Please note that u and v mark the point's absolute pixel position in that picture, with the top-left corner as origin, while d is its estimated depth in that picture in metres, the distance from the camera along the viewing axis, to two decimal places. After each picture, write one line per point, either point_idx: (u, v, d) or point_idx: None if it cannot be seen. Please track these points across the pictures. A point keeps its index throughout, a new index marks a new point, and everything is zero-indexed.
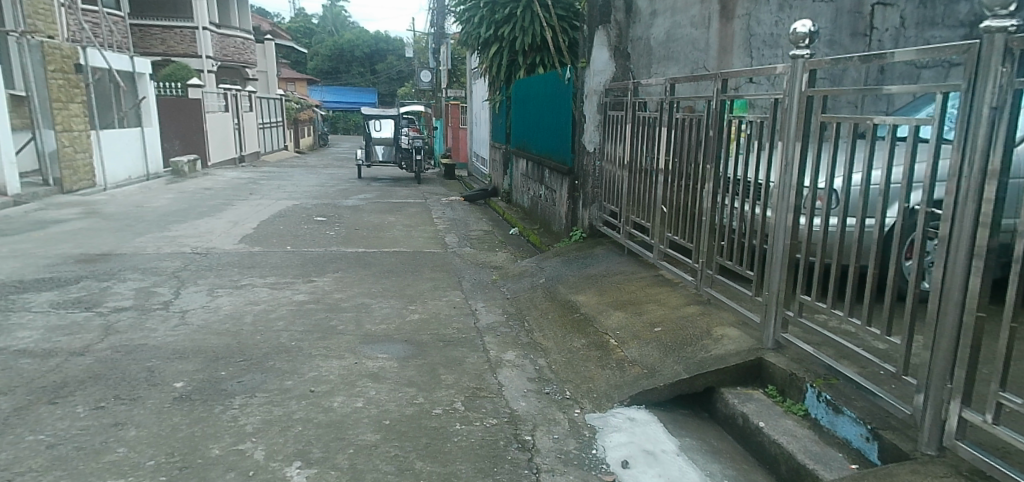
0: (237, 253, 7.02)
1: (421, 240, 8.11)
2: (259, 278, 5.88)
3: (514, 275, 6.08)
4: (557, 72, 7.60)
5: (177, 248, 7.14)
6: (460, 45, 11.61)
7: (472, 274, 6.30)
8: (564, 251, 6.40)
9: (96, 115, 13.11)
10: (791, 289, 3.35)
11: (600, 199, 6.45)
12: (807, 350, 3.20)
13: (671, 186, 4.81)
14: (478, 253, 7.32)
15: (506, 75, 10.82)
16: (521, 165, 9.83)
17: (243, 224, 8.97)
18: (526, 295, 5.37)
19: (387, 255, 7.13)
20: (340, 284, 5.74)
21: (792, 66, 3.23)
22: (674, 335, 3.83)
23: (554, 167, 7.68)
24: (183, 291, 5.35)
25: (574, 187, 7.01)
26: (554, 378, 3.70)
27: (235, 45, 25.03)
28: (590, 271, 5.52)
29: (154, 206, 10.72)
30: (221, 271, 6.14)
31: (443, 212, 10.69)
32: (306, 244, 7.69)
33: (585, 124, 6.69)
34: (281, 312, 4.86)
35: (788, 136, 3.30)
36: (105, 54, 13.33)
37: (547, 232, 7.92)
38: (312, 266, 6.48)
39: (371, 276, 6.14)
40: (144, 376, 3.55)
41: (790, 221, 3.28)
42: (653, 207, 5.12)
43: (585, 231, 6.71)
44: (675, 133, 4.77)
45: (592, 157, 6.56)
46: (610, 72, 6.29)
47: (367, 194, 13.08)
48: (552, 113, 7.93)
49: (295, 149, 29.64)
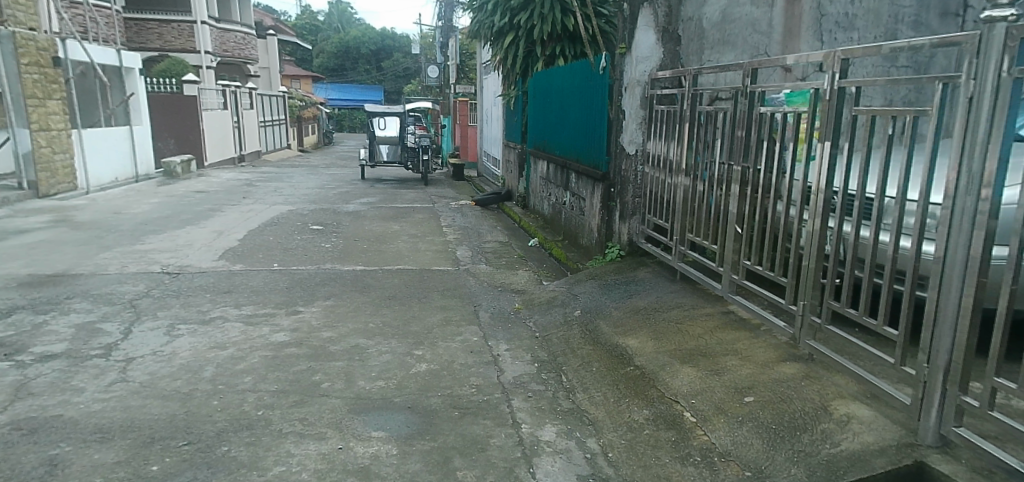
0: (213, 273, 6.00)
1: (430, 255, 7.09)
2: (233, 309, 4.85)
3: (542, 303, 5.04)
4: (589, 62, 6.56)
5: (145, 267, 6.14)
6: (471, 34, 10.51)
7: (491, 301, 5.27)
8: (600, 273, 5.36)
9: (77, 112, 12.15)
10: (973, 358, 2.27)
11: (642, 211, 5.44)
12: (1007, 459, 2.13)
13: (751, 200, 3.78)
14: (494, 272, 6.29)
15: (523, 67, 9.74)
16: (541, 167, 8.78)
17: (229, 235, 7.97)
18: (559, 335, 4.33)
19: (389, 275, 6.11)
20: (331, 317, 4.71)
21: (982, 34, 2.17)
22: (777, 410, 2.80)
23: (582, 171, 6.66)
24: (135, 328, 4.34)
25: (608, 195, 5.96)
26: (614, 475, 2.68)
27: (236, 40, 24.05)
28: (637, 303, 4.48)
29: (134, 212, 9.74)
30: (189, 298, 5.12)
31: (453, 220, 9.68)
32: (296, 260, 6.67)
33: (623, 121, 5.65)
34: (254, 359, 3.83)
35: (971, 137, 2.22)
36: (87, 48, 12.39)
37: (574, 245, 6.92)
38: (301, 290, 5.47)
39: (370, 304, 5.10)
40: (41, 475, 2.54)
41: (972, 260, 2.22)
42: (720, 226, 4.12)
43: (623, 248, 5.67)
44: (758, 132, 3.74)
45: (634, 160, 5.53)
46: (658, 57, 5.30)
47: (370, 198, 12.04)
48: (581, 108, 6.88)
49: (298, 148, 28.73)
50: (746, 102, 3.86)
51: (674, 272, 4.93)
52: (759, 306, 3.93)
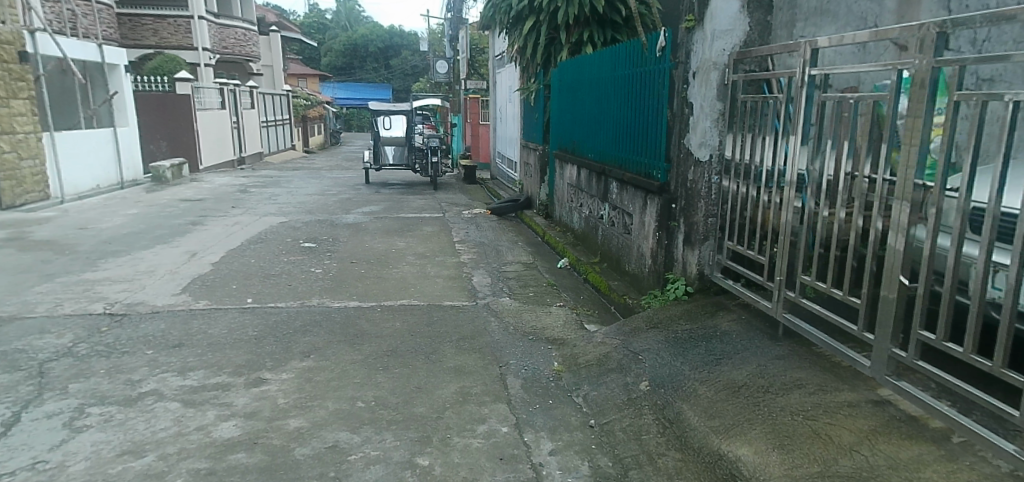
0: (167, 315, 4.75)
1: (441, 283, 5.83)
2: (175, 377, 3.59)
3: (591, 364, 3.76)
4: (638, 44, 5.23)
5: (84, 306, 4.90)
6: (485, 21, 9.22)
7: (521, 357, 4.00)
8: (665, 319, 4.07)
9: (49, 113, 10.98)
10: None
11: (719, 236, 4.16)
12: None
13: (934, 237, 2.47)
14: (522, 309, 5.01)
15: (545, 56, 8.43)
16: (569, 173, 7.49)
17: (203, 257, 6.73)
18: (626, 424, 3.07)
19: (389, 315, 4.85)
20: (306, 391, 3.43)
21: None
22: None
23: (628, 179, 5.36)
24: (25, 417, 3.09)
25: (667, 213, 4.65)
26: None
27: (237, 37, 22.90)
28: (731, 374, 3.20)
29: (102, 226, 8.53)
30: (121, 358, 3.87)
31: (467, 233, 8.43)
32: (276, 294, 5.40)
33: (690, 117, 4.34)
34: (179, 481, 2.57)
35: None
36: (60, 41, 11.15)
37: (618, 271, 5.64)
38: (272, 342, 4.21)
39: (361, 366, 3.82)
40: None
41: None
42: (868, 269, 2.81)
43: (690, 283, 4.38)
44: (951, 131, 2.43)
45: (706, 168, 4.21)
46: (744, 29, 4.02)
47: (374, 206, 10.82)
48: (626, 100, 5.58)
49: (304, 149, 27.67)
50: (923, 86, 2.56)
51: (773, 324, 3.65)
52: (931, 395, 2.64)
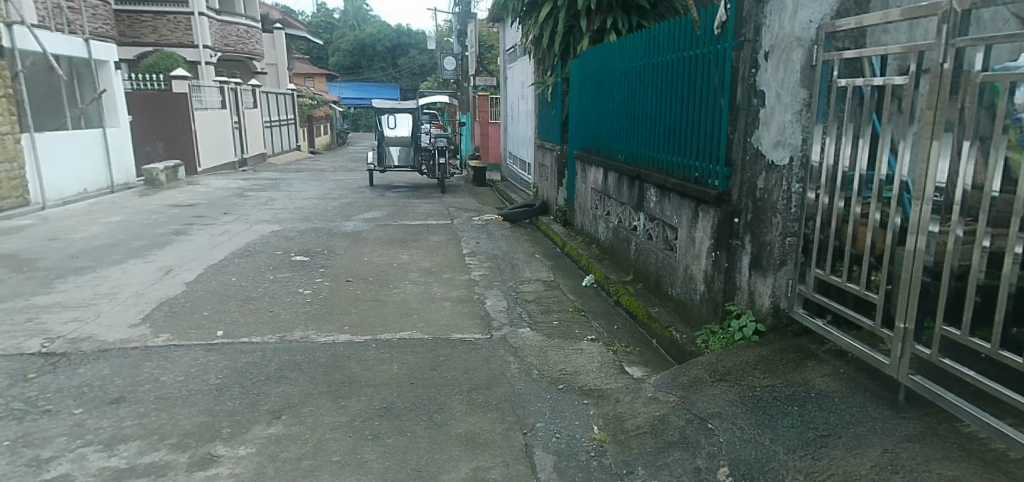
0: (116, 355, 3.89)
1: (448, 308, 4.95)
2: (99, 453, 2.74)
3: (643, 433, 2.87)
4: (685, 22, 4.34)
5: (18, 343, 4.06)
6: (496, 10, 8.33)
7: (551, 419, 3.12)
8: (735, 368, 3.16)
9: (28, 113, 10.19)
10: None
11: (803, 261, 3.25)
12: None
13: None
14: (546, 345, 4.12)
15: (562, 46, 7.55)
16: (592, 176, 6.60)
17: (177, 275, 5.89)
18: None
19: (384, 354, 3.97)
20: (267, 479, 2.57)
21: None
22: None
23: (670, 185, 4.46)
24: None
25: (728, 229, 3.74)
26: None
27: (240, 34, 22.14)
28: (848, 465, 2.31)
29: (75, 237, 7.70)
30: (36, 423, 3.02)
31: (478, 243, 7.56)
32: (254, 324, 4.54)
33: (760, 110, 3.44)
34: None
35: None
36: (39, 36, 10.35)
37: (659, 295, 4.74)
38: (235, 396, 3.33)
39: (344, 433, 2.95)
40: None
41: None
42: None
43: (761, 320, 3.45)
44: None
45: (785, 175, 3.27)
46: None
47: (377, 212, 9.98)
48: (666, 91, 4.69)
49: (310, 149, 26.89)
50: None
51: (888, 385, 2.73)
52: None
